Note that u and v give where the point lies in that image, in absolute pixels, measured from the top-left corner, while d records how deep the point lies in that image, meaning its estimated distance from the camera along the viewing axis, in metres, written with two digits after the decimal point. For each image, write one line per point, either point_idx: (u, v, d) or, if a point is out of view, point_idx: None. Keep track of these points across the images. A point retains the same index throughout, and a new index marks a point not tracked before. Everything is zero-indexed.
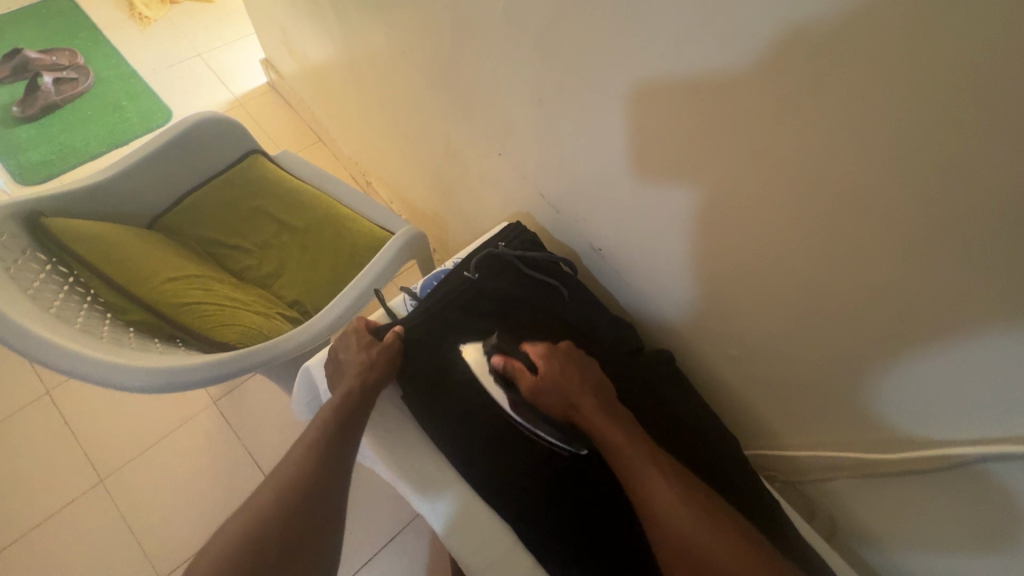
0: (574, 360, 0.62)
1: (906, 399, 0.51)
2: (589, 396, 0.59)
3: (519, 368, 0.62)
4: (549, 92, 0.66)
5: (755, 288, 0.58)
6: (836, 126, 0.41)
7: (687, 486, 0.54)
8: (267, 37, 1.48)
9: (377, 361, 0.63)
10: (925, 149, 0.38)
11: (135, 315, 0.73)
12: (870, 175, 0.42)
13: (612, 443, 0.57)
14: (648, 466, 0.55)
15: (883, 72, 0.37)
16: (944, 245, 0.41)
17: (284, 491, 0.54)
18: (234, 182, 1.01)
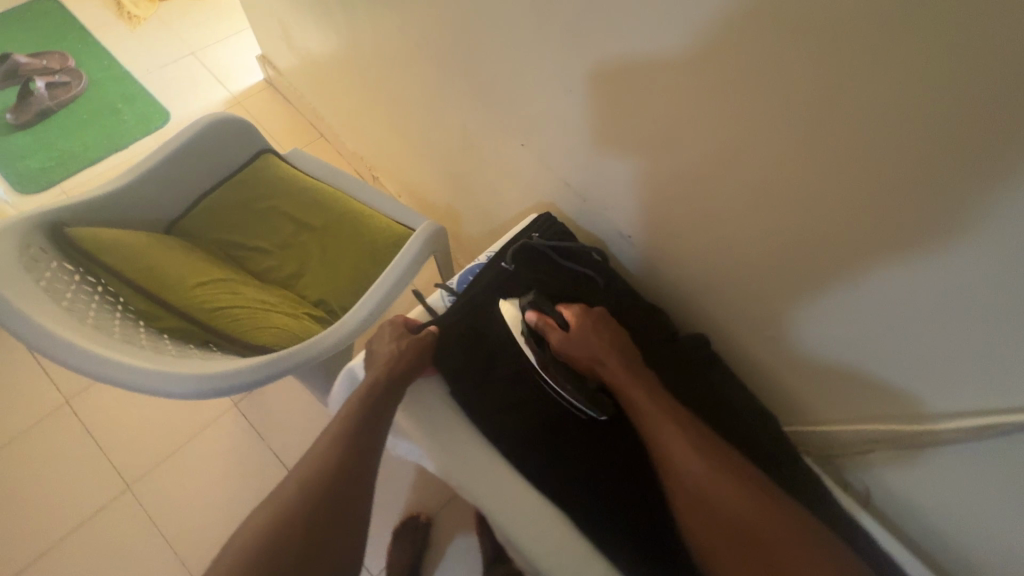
0: (603, 321, 0.65)
1: (943, 373, 0.53)
2: (619, 353, 0.62)
3: (551, 327, 0.64)
4: (577, 82, 0.65)
5: (794, 271, 0.59)
6: (888, 111, 0.42)
7: (709, 439, 0.58)
8: (263, 32, 1.46)
9: (402, 353, 0.64)
10: (971, 133, 0.38)
11: (167, 322, 0.73)
12: (921, 159, 0.42)
13: (631, 399, 0.60)
14: (674, 419, 0.58)
15: (935, 54, 0.37)
16: (995, 226, 0.41)
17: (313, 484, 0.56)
18: (248, 183, 1.00)
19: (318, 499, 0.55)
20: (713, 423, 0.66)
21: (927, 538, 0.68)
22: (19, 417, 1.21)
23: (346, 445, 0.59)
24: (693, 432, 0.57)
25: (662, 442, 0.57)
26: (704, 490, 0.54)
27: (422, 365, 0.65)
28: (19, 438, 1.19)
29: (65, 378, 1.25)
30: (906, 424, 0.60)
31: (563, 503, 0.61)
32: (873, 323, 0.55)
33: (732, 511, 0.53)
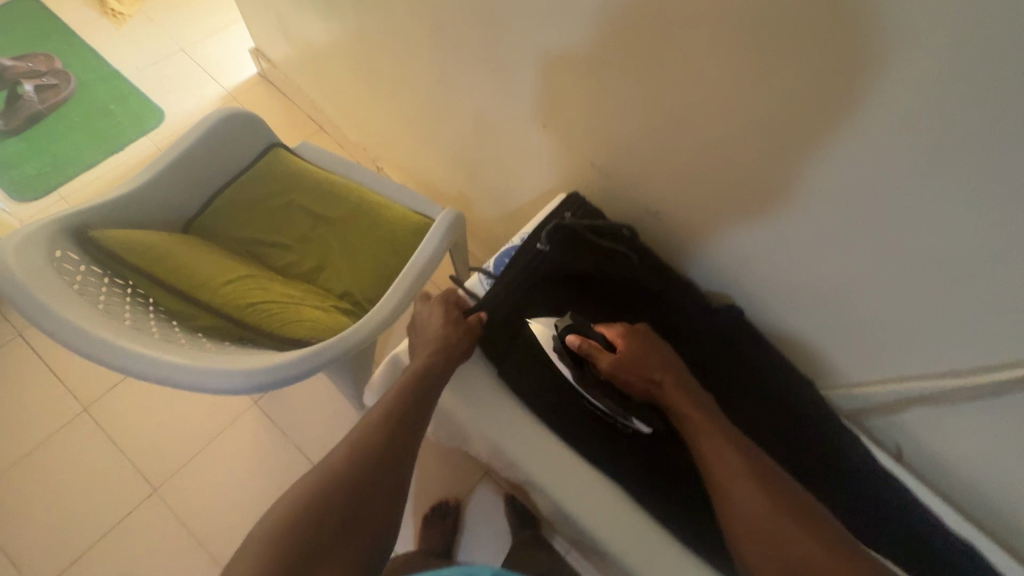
0: (652, 343, 0.63)
1: (980, 327, 0.55)
2: (672, 376, 0.61)
3: (596, 347, 0.62)
4: (609, 58, 0.66)
5: (831, 234, 0.61)
6: (938, 69, 0.43)
7: (766, 469, 0.56)
8: (257, 24, 1.43)
9: (449, 331, 0.65)
10: (1021, 88, 0.40)
11: (200, 319, 0.73)
12: (969, 114, 0.44)
13: (690, 419, 0.59)
14: (731, 447, 0.57)
15: (991, 8, 0.38)
16: None
17: (369, 447, 0.57)
18: (262, 178, 0.99)
19: (373, 462, 0.56)
20: (749, 392, 0.68)
21: (956, 491, 0.71)
22: (38, 426, 1.20)
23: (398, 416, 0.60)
24: (751, 462, 0.56)
25: (717, 470, 0.56)
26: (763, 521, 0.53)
27: (465, 347, 0.66)
28: (40, 447, 1.18)
29: (81, 384, 1.24)
30: (942, 377, 0.62)
31: (615, 471, 0.64)
32: (910, 281, 0.58)
33: (792, 549, 0.51)
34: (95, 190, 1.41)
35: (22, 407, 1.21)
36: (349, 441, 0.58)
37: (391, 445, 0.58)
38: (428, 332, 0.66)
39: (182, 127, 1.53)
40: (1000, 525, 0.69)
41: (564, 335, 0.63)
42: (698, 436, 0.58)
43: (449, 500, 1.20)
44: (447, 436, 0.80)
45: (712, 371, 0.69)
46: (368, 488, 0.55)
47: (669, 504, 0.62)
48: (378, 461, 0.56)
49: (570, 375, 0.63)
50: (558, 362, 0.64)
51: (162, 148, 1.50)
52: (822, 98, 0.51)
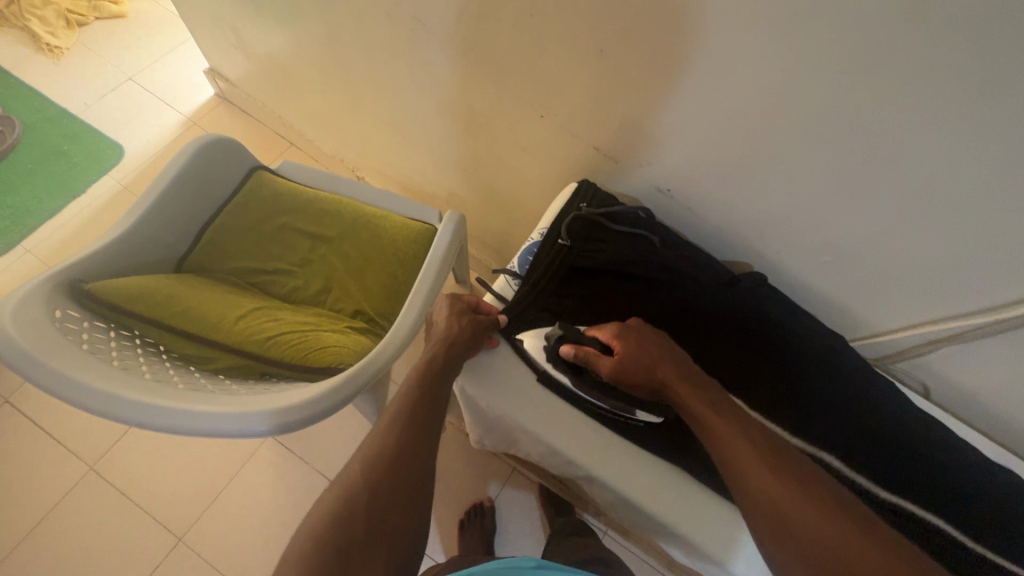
0: (646, 337, 0.62)
1: (1006, 267, 0.56)
2: (673, 365, 0.59)
3: (591, 354, 0.62)
4: (608, 42, 0.64)
5: (852, 194, 0.61)
6: (959, 25, 0.43)
7: (784, 454, 0.53)
8: (210, 43, 1.36)
9: (462, 329, 0.65)
10: None
11: (220, 361, 0.70)
12: (994, 66, 0.44)
13: (696, 413, 0.56)
14: (739, 432, 0.54)
15: None
16: None
17: (390, 444, 0.56)
18: (250, 205, 0.95)
19: (397, 459, 0.55)
20: (788, 357, 0.69)
21: (986, 419, 0.74)
22: (43, 492, 1.14)
23: (428, 421, 0.59)
24: (761, 446, 0.53)
25: (725, 460, 0.53)
26: (785, 510, 0.49)
27: (472, 344, 0.65)
28: (51, 513, 1.12)
29: (82, 443, 1.18)
30: (969, 317, 0.63)
31: (671, 454, 0.64)
32: (940, 232, 0.58)
33: (815, 535, 0.47)
34: (62, 237, 1.34)
35: (24, 475, 1.15)
36: (366, 439, 0.58)
37: (410, 438, 0.57)
38: (436, 328, 0.66)
39: (145, 161, 1.46)
40: None
41: (558, 348, 0.64)
42: (704, 425, 0.55)
43: (483, 500, 1.20)
44: (492, 439, 0.79)
45: (750, 341, 0.69)
46: (402, 491, 0.54)
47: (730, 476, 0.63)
48: (402, 456, 0.56)
49: (568, 380, 0.64)
50: (555, 371, 0.65)
51: (127, 184, 1.42)
52: (842, 63, 0.50)
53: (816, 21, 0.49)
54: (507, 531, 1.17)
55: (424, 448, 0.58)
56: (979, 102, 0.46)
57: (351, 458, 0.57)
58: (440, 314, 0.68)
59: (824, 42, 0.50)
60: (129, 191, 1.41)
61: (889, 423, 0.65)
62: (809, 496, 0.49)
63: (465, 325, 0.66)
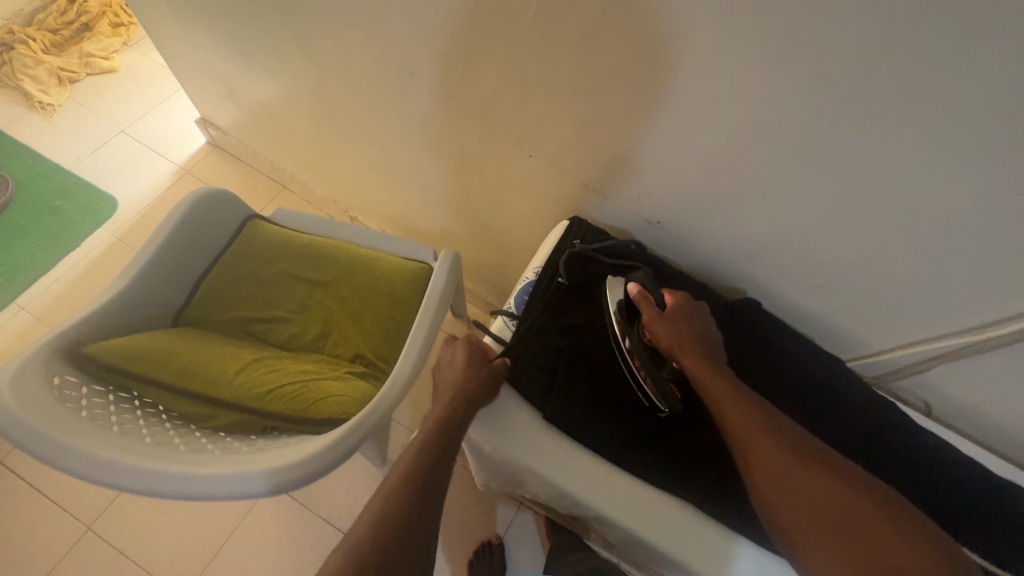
0: (695, 315, 0.66)
1: (994, 283, 0.58)
2: (700, 349, 0.62)
3: (648, 303, 0.66)
4: (593, 86, 0.67)
5: (839, 219, 0.63)
6: (925, 63, 0.46)
7: (793, 437, 0.56)
8: (201, 94, 1.39)
9: (476, 379, 0.66)
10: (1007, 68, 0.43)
11: (220, 418, 0.69)
12: (962, 98, 0.46)
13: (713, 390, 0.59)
14: (752, 415, 0.57)
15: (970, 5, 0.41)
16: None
17: (396, 498, 0.56)
18: (246, 254, 0.96)
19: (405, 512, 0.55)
20: (787, 383, 0.69)
21: (990, 433, 0.74)
22: (40, 557, 1.11)
23: (432, 471, 0.59)
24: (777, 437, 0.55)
25: (736, 446, 0.56)
26: (795, 484, 0.52)
27: (483, 393, 0.66)
28: None
29: (80, 502, 1.16)
30: (963, 333, 0.64)
31: (679, 488, 0.63)
32: (928, 254, 0.60)
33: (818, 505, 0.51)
34: (56, 293, 1.34)
35: (19, 540, 1.12)
36: (375, 494, 0.58)
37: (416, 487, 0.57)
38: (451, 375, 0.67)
39: (138, 212, 1.47)
40: None
41: (629, 284, 0.69)
42: (720, 411, 0.58)
43: (491, 538, 1.17)
44: (499, 481, 0.78)
45: (748, 369, 0.70)
46: (409, 544, 0.53)
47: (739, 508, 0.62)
48: (411, 511, 0.55)
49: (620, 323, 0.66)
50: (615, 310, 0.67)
51: (120, 236, 1.43)
52: (824, 97, 0.53)
53: (795, 58, 0.51)
54: (518, 570, 1.15)
55: (430, 498, 0.57)
56: (951, 131, 0.49)
57: (360, 514, 0.56)
58: (455, 360, 0.68)
59: (805, 77, 0.52)
60: (123, 243, 1.42)
61: (889, 444, 0.66)
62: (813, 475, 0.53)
63: (477, 375, 0.66)
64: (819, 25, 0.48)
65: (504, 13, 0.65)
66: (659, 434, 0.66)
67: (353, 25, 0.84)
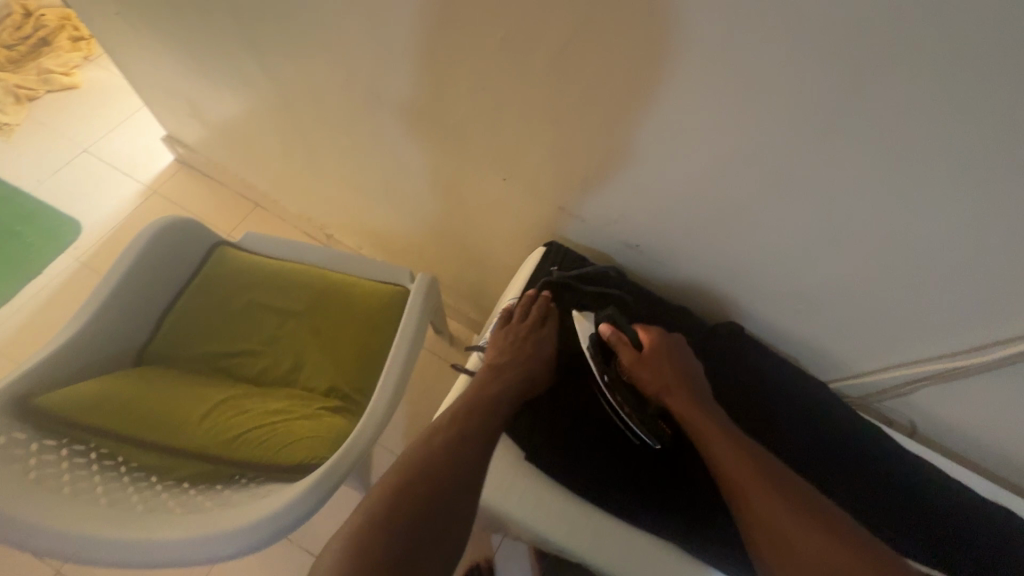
0: (675, 351, 0.67)
1: (972, 309, 0.57)
2: (684, 387, 0.63)
3: (625, 342, 0.67)
4: (566, 114, 0.65)
5: (817, 247, 0.62)
6: (904, 98, 0.44)
7: (780, 476, 0.55)
8: (166, 112, 1.34)
9: (529, 355, 0.68)
10: (983, 104, 0.42)
11: (185, 469, 0.65)
12: (939, 135, 0.45)
13: (699, 429, 0.60)
14: (738, 453, 0.57)
15: (946, 43, 0.40)
16: (1006, 179, 0.46)
17: (419, 487, 0.52)
18: (213, 284, 0.92)
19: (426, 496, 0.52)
20: (766, 409, 0.69)
21: (972, 452, 0.74)
22: None
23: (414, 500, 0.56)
24: (768, 472, 0.55)
25: (726, 482, 0.56)
26: (782, 526, 0.52)
27: (535, 369, 0.68)
28: None
29: None
30: (948, 359, 0.63)
31: (663, 527, 0.62)
32: (908, 280, 0.59)
33: (804, 549, 0.50)
34: (17, 323, 1.28)
35: None
36: (394, 471, 0.54)
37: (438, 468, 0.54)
38: (513, 343, 0.69)
39: (104, 235, 1.41)
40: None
41: (600, 325, 0.69)
42: (709, 445, 0.58)
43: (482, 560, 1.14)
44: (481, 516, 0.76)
45: (726, 395, 0.70)
46: None
47: (722, 540, 0.62)
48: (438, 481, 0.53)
49: (596, 368, 0.66)
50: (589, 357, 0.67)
51: (86, 261, 1.37)
52: (801, 128, 0.51)
53: (771, 90, 0.50)
54: None
55: (453, 487, 0.53)
56: (928, 164, 0.48)
57: (376, 487, 0.53)
58: (520, 330, 0.70)
59: (781, 108, 0.51)
60: (89, 268, 1.36)
61: (867, 471, 0.66)
62: (801, 516, 0.52)
63: (533, 354, 0.69)
64: (793, 59, 0.46)
65: (471, 40, 0.63)
66: (635, 469, 0.65)
67: (316, 47, 0.81)
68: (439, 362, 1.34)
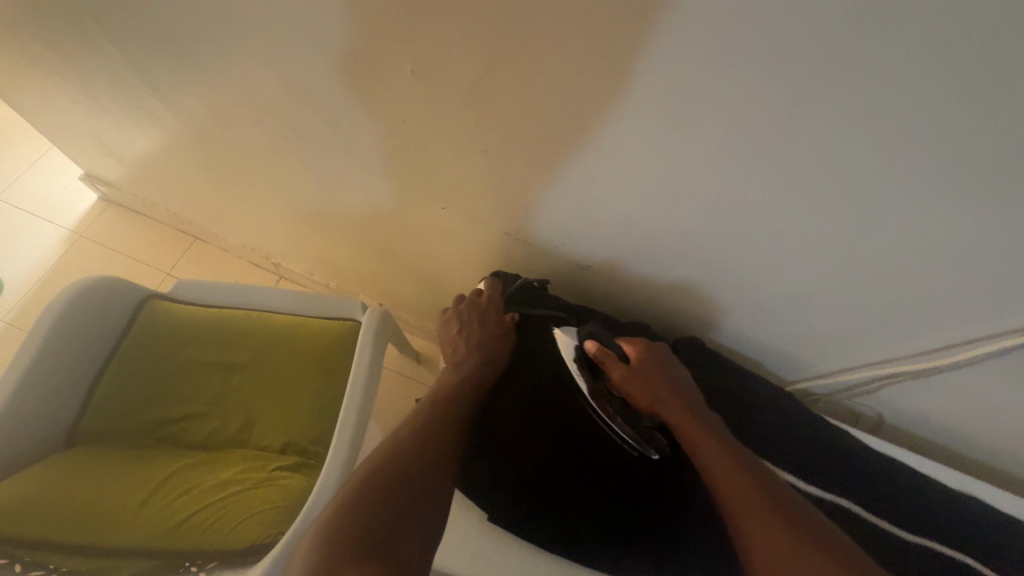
0: (663, 362, 0.66)
1: (935, 315, 0.56)
2: (678, 396, 0.63)
3: (610, 358, 0.67)
4: (495, 145, 0.60)
5: (772, 263, 0.59)
6: (846, 119, 0.41)
7: (777, 493, 0.54)
8: (77, 152, 1.23)
9: (479, 340, 0.73)
10: (925, 129, 0.39)
11: (126, 568, 0.61)
12: (882, 158, 0.42)
13: (695, 439, 0.59)
14: (735, 467, 0.56)
15: (878, 70, 0.36)
16: (948, 202, 0.44)
17: (373, 499, 0.52)
18: (146, 345, 0.85)
19: (401, 481, 0.55)
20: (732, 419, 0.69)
21: (940, 440, 0.74)
22: None
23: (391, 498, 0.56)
24: (769, 489, 0.54)
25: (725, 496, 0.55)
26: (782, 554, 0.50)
27: (483, 351, 0.72)
28: None
29: None
30: (911, 360, 0.63)
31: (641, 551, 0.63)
32: (862, 293, 0.58)
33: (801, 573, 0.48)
34: None
35: None
36: (353, 478, 0.55)
37: (410, 460, 0.57)
38: (462, 331, 0.74)
39: (31, 289, 1.31)
40: (991, 458, 0.72)
41: (586, 340, 0.69)
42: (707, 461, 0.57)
43: None
44: None
45: None
46: None
47: (701, 551, 0.63)
48: (391, 486, 0.54)
49: (586, 388, 0.67)
50: (576, 374, 0.68)
51: (13, 320, 1.27)
52: (734, 157, 0.48)
53: (705, 114, 0.45)
54: None
55: (417, 492, 0.55)
56: (875, 186, 0.45)
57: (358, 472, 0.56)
58: (468, 315, 0.75)
59: (716, 132, 0.47)
60: (16, 328, 1.26)
61: (840, 475, 0.66)
62: (805, 546, 0.49)
63: (482, 336, 0.73)
64: (721, 86, 0.42)
65: (382, 75, 0.58)
66: (599, 484, 0.65)
67: (220, 83, 0.74)
68: (408, 384, 1.29)
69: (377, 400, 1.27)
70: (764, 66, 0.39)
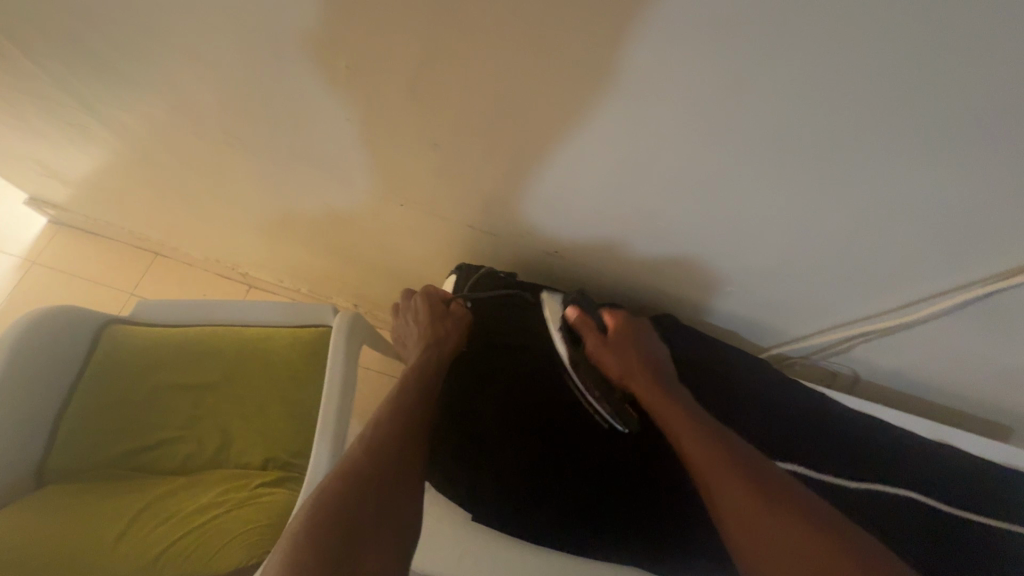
0: (638, 337, 0.70)
1: (905, 272, 0.56)
2: (646, 370, 0.66)
3: (590, 328, 0.71)
4: (446, 138, 0.58)
5: (740, 234, 0.58)
6: (804, 84, 0.39)
7: (738, 452, 0.56)
8: (16, 175, 1.16)
9: (425, 333, 0.74)
10: (882, 89, 0.38)
11: None
12: (841, 122, 0.41)
13: (661, 409, 0.63)
14: (697, 432, 0.58)
15: (832, 32, 0.35)
16: (909, 161, 0.43)
17: (343, 504, 0.52)
18: (105, 374, 0.81)
19: (368, 486, 0.54)
20: (708, 389, 0.70)
21: (913, 391, 0.75)
22: None
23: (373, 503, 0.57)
24: (722, 447, 0.56)
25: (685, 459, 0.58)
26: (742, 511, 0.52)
27: (426, 339, 0.73)
28: None
29: None
30: (883, 318, 0.63)
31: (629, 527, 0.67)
32: (831, 257, 0.57)
33: (760, 527, 0.50)
34: None
35: None
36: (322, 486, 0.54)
37: (379, 463, 0.56)
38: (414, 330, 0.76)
39: None
40: (960, 404, 0.74)
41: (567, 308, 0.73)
42: (671, 429, 0.60)
43: None
44: (452, 555, 0.74)
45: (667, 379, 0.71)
46: None
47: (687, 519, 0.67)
48: (362, 490, 0.54)
49: (567, 356, 0.70)
50: (558, 342, 0.71)
51: None
52: (698, 132, 0.47)
53: (659, 90, 0.44)
54: None
55: (389, 494, 0.55)
56: (836, 150, 0.44)
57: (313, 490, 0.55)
58: (417, 314, 0.77)
59: (671, 108, 0.45)
60: None
61: (819, 436, 0.67)
62: (764, 502, 0.51)
63: (428, 326, 0.74)
64: (668, 58, 0.40)
65: (320, 74, 0.55)
66: (580, 469, 0.68)
67: (151, 94, 0.69)
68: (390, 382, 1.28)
69: (361, 402, 1.26)
70: (714, 35, 0.37)
